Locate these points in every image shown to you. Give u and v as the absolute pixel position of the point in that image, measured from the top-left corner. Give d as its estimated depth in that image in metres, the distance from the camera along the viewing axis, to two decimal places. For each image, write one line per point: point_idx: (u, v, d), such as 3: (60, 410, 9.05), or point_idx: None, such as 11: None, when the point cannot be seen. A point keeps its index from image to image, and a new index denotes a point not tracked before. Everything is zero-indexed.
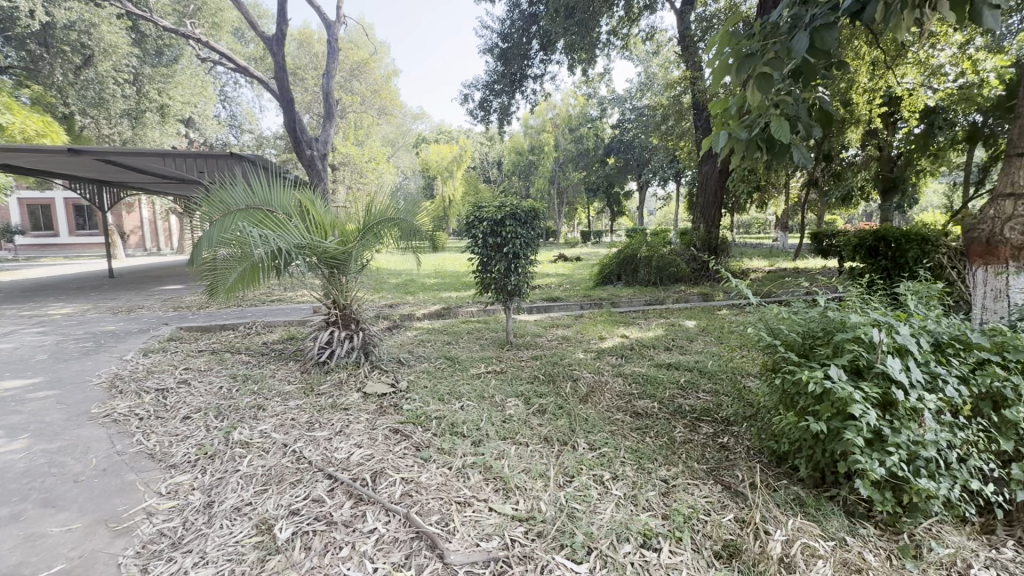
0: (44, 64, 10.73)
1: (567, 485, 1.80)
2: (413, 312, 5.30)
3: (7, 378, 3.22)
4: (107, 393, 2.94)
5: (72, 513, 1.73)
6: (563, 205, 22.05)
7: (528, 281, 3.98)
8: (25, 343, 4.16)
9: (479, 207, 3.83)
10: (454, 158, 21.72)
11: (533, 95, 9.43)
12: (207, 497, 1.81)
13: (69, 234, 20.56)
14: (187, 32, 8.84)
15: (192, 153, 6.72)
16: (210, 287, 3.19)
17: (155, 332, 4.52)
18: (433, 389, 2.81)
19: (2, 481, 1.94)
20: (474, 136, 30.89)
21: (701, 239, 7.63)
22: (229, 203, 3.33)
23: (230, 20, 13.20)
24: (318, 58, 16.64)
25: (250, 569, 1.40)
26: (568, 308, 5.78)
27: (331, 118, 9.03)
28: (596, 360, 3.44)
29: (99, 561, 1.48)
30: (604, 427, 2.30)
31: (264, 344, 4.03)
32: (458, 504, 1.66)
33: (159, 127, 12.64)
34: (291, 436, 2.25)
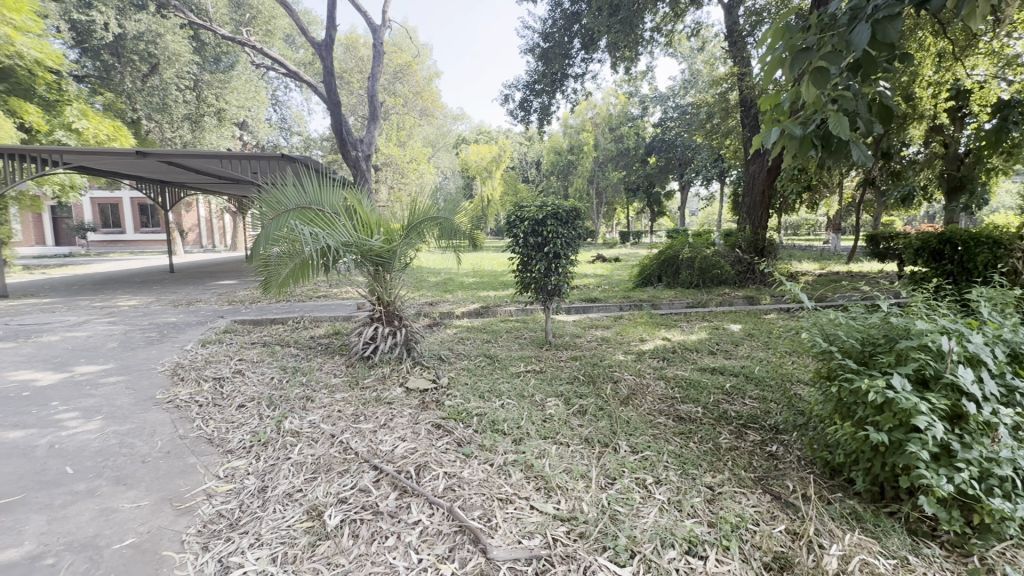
0: (115, 73, 11.57)
1: (609, 487, 1.79)
2: (453, 310, 5.37)
3: (83, 363, 3.49)
4: (170, 380, 3.13)
5: (140, 490, 1.85)
6: (603, 205, 21.82)
7: (569, 281, 3.96)
8: (98, 331, 4.50)
9: (521, 207, 3.84)
10: (493, 158, 21.92)
11: (574, 95, 9.42)
12: (261, 482, 1.90)
13: (134, 230, 21.83)
14: (243, 39, 9.19)
15: (244, 154, 7.01)
16: (264, 283, 3.33)
17: (211, 324, 4.78)
18: (474, 386, 2.84)
19: (81, 458, 2.11)
20: (513, 136, 30.96)
21: (747, 240, 7.38)
22: (283, 203, 3.46)
23: (282, 28, 13.80)
24: (363, 61, 17.16)
25: (302, 553, 1.47)
26: (607, 309, 5.72)
27: (375, 120, 9.25)
28: (637, 361, 3.40)
29: (165, 537, 1.58)
30: (646, 431, 2.26)
31: (311, 338, 4.18)
32: (500, 501, 1.68)
33: (216, 130, 13.32)
34: (339, 427, 2.33)
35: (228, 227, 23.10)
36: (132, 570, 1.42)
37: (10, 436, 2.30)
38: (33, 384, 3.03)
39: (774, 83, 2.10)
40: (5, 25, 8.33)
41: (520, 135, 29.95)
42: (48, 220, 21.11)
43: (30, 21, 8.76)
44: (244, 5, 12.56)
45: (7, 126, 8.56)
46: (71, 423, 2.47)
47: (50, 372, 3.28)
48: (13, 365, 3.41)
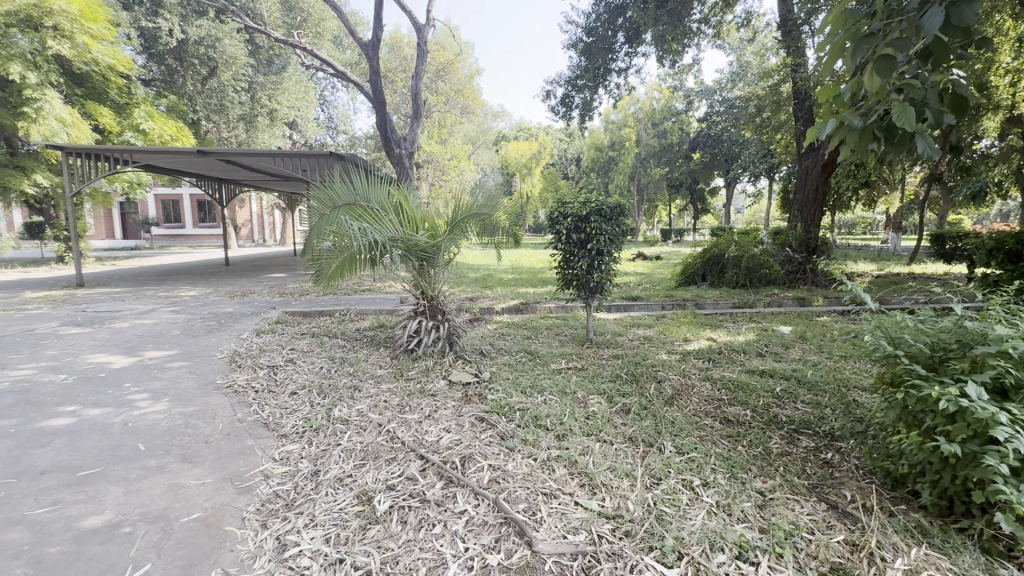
0: (178, 76, 12.28)
1: (654, 487, 1.76)
2: (493, 306, 5.42)
3: (151, 348, 3.74)
4: (228, 366, 3.32)
5: (205, 468, 1.97)
6: (644, 201, 21.38)
7: (612, 278, 3.92)
8: (163, 319, 4.81)
9: (564, 203, 3.82)
10: (533, 155, 21.94)
11: (617, 89, 9.29)
12: (314, 466, 1.98)
13: (193, 225, 23.11)
14: (295, 42, 9.52)
15: (296, 151, 7.27)
16: (315, 275, 3.46)
17: (265, 314, 5.02)
18: (516, 381, 2.86)
19: (152, 436, 2.27)
20: (553, 132, 30.74)
21: (798, 239, 7.06)
22: (333, 199, 3.58)
23: (331, 29, 14.26)
24: (407, 60, 17.50)
25: (354, 536, 1.53)
26: (649, 308, 5.61)
27: (418, 118, 9.40)
28: (682, 361, 3.33)
29: (227, 513, 1.67)
30: (692, 432, 2.21)
31: (358, 330, 4.32)
32: (544, 495, 1.69)
33: (268, 130, 13.90)
34: (386, 416, 2.40)
35: (278, 222, 24.15)
36: (198, 543, 1.51)
37: (90, 413, 2.50)
38: (109, 366, 3.28)
39: (834, 73, 1.99)
40: (82, 34, 9.09)
41: (560, 131, 29.71)
42: (117, 215, 22.67)
43: (105, 30, 9.52)
44: (296, 9, 13.09)
45: (84, 127, 9.28)
46: (142, 403, 2.66)
47: (123, 356, 3.53)
48: (90, 348, 3.70)
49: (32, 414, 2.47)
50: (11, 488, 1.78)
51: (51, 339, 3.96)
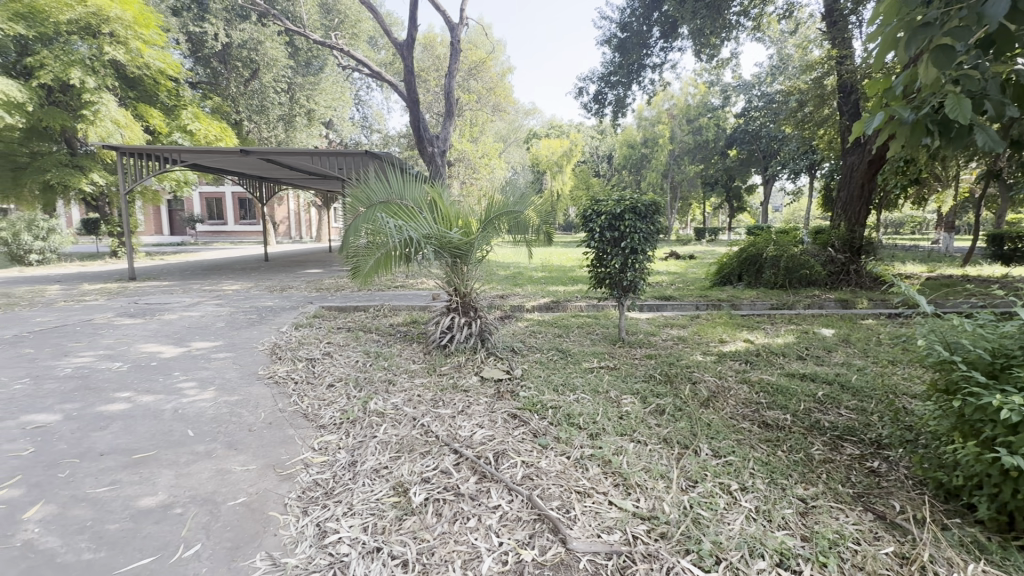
0: (222, 78, 12.79)
1: (690, 490, 1.73)
2: (523, 304, 5.43)
3: (197, 340, 3.91)
4: (269, 358, 3.44)
5: (249, 455, 2.06)
6: (678, 199, 20.94)
7: (646, 277, 3.85)
8: (208, 312, 5.02)
9: (598, 201, 3.79)
10: (564, 152, 21.88)
11: (652, 84, 9.15)
12: (352, 457, 2.03)
13: (234, 222, 23.93)
14: (333, 43, 9.73)
15: (332, 150, 7.45)
16: (352, 271, 3.54)
17: (302, 308, 5.18)
18: (548, 379, 2.86)
19: (199, 423, 2.38)
20: (585, 129, 30.44)
21: (841, 239, 6.78)
22: (370, 197, 3.66)
23: (367, 30, 14.53)
24: (440, 59, 17.67)
25: (390, 526, 1.56)
26: (682, 308, 5.50)
27: (451, 116, 9.47)
28: (718, 363, 3.25)
29: (270, 499, 1.74)
30: (729, 435, 2.16)
31: (391, 325, 4.40)
32: (578, 493, 1.69)
33: (306, 129, 14.28)
34: (420, 411, 2.45)
35: (314, 220, 24.85)
36: (243, 525, 1.58)
37: (143, 399, 2.63)
38: (160, 356, 3.45)
39: (884, 65, 1.89)
40: (135, 40, 9.58)
41: (592, 128, 29.40)
42: (165, 212, 23.74)
43: (156, 35, 10.01)
44: (334, 11, 13.44)
45: (137, 129, 9.75)
46: (190, 391, 2.79)
47: (172, 346, 3.71)
48: (143, 338, 3.90)
49: (92, 399, 2.62)
50: (74, 467, 1.90)
51: (107, 329, 4.20)
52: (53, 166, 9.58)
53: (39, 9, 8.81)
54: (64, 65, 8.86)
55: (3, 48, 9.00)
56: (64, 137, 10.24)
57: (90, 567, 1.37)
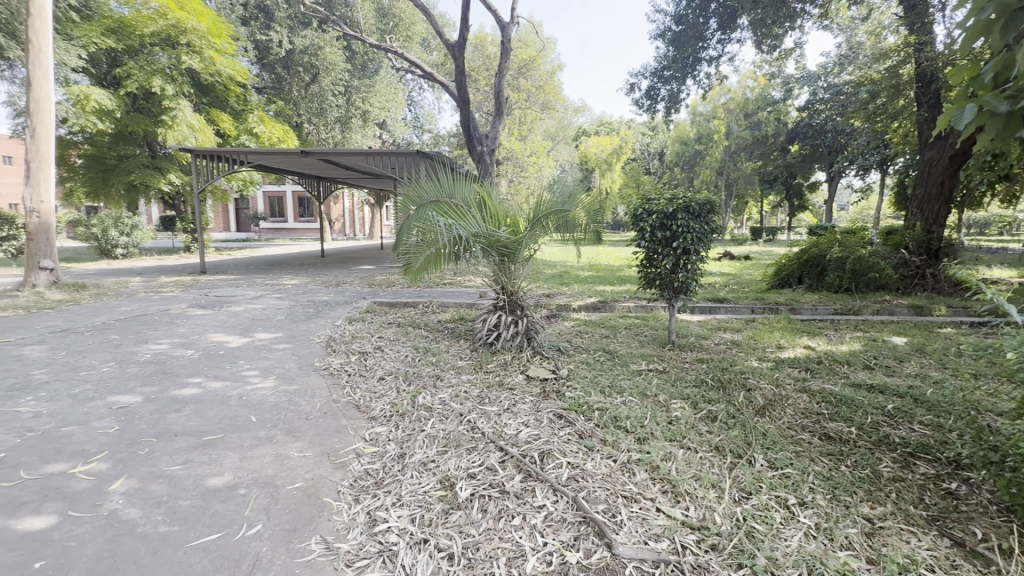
0: (286, 83, 13.51)
1: (744, 501, 1.66)
2: (570, 303, 5.38)
3: (259, 331, 4.15)
4: (325, 350, 3.60)
5: (306, 443, 2.16)
6: (733, 198, 20.13)
7: (698, 279, 3.72)
8: (270, 305, 5.31)
9: (649, 200, 3.70)
10: (613, 150, 21.56)
11: (708, 78, 8.84)
12: (400, 449, 2.09)
13: (294, 219, 25.18)
14: (388, 46, 9.99)
15: (386, 150, 7.67)
16: (404, 269, 3.63)
17: (356, 303, 5.38)
18: (594, 380, 2.83)
19: (261, 409, 2.52)
20: (636, 126, 29.80)
21: (915, 239, 6.29)
22: (422, 197, 3.73)
23: (420, 32, 14.86)
24: (490, 59, 17.85)
25: (437, 519, 1.59)
26: (736, 310, 5.29)
27: (501, 114, 9.51)
28: (774, 370, 3.10)
29: (325, 485, 1.82)
30: (787, 447, 2.06)
31: (439, 322, 4.48)
32: (625, 498, 1.66)
33: (361, 131, 14.70)
34: (466, 407, 2.48)
35: (368, 217, 25.79)
36: (300, 509, 1.66)
37: (212, 385, 2.83)
38: (227, 345, 3.68)
39: (974, 51, 1.69)
40: (209, 49, 10.23)
41: (643, 124, 28.78)
42: (233, 210, 25.42)
43: (227, 44, 10.65)
44: (389, 15, 13.86)
45: (209, 132, 10.44)
46: (253, 379, 2.97)
47: (238, 336, 3.95)
48: (212, 328, 4.18)
49: (167, 383, 2.84)
50: (152, 446, 2.07)
51: (182, 318, 4.55)
52: (137, 168, 10.48)
53: (127, 24, 9.75)
54: (147, 74, 9.62)
55: (97, 60, 9.89)
56: (146, 141, 11.13)
57: (166, 538, 1.48)
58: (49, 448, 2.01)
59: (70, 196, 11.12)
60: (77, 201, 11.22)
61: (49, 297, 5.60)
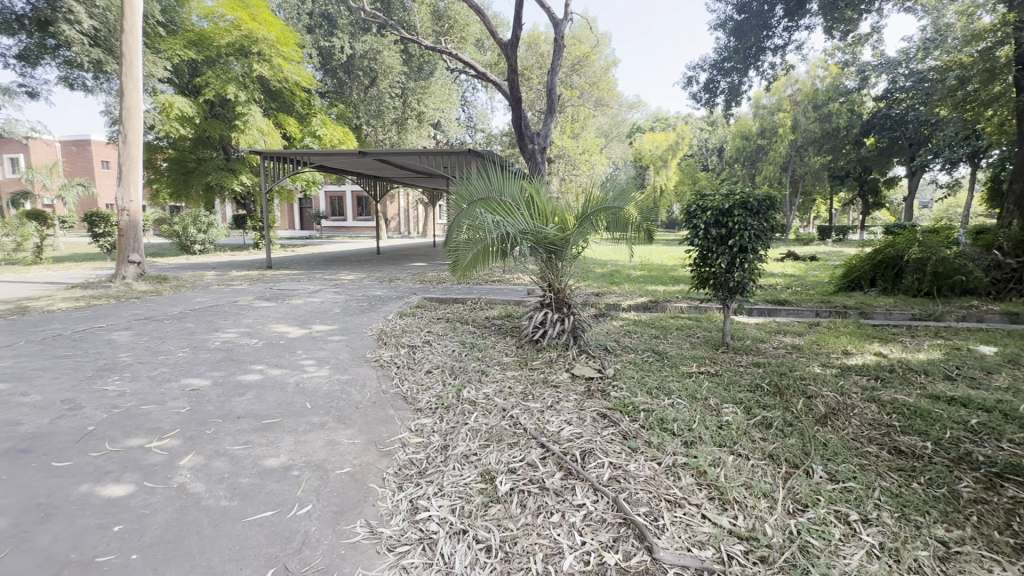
0: (347, 87, 14.12)
1: (799, 513, 1.56)
2: (620, 302, 5.27)
3: (317, 322, 4.36)
4: (376, 343, 3.73)
5: (355, 430, 2.25)
6: (799, 195, 18.96)
7: (756, 278, 3.53)
8: (328, 299, 5.58)
9: (704, 196, 3.56)
10: (669, 146, 20.90)
11: (772, 68, 8.38)
12: (444, 441, 2.13)
13: (353, 218, 26.29)
14: (443, 48, 10.14)
15: (438, 150, 7.81)
16: (453, 265, 3.70)
17: (407, 299, 5.52)
18: (641, 381, 2.75)
19: (315, 396, 2.65)
20: (694, 122, 28.76)
21: (1010, 239, 5.69)
22: (472, 195, 3.78)
23: (474, 33, 15.06)
24: (544, 57, 17.83)
25: (477, 511, 1.61)
26: (799, 313, 4.98)
27: (553, 112, 9.44)
28: (839, 377, 2.90)
29: (371, 471, 1.89)
30: (850, 459, 1.92)
31: (487, 318, 4.53)
32: (668, 502, 1.60)
33: (416, 131, 15.08)
34: (510, 402, 2.49)
35: (422, 216, 26.47)
36: (347, 493, 1.73)
37: (272, 372, 3.00)
38: (287, 335, 3.90)
39: None
40: (278, 57, 10.90)
41: (702, 120, 27.74)
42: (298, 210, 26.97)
43: (293, 52, 11.27)
44: (444, 17, 14.12)
45: (276, 136, 11.10)
46: (310, 368, 3.13)
47: (298, 327, 4.17)
48: (275, 319, 4.44)
49: (234, 369, 3.05)
50: (218, 426, 2.22)
51: (248, 309, 4.86)
52: (213, 170, 11.32)
53: (206, 36, 10.48)
54: (223, 83, 10.35)
55: (180, 71, 10.75)
56: (222, 145, 11.97)
57: (226, 512, 1.59)
58: (130, 423, 2.21)
59: (156, 197, 12.15)
60: (162, 201, 12.26)
61: (136, 288, 6.15)
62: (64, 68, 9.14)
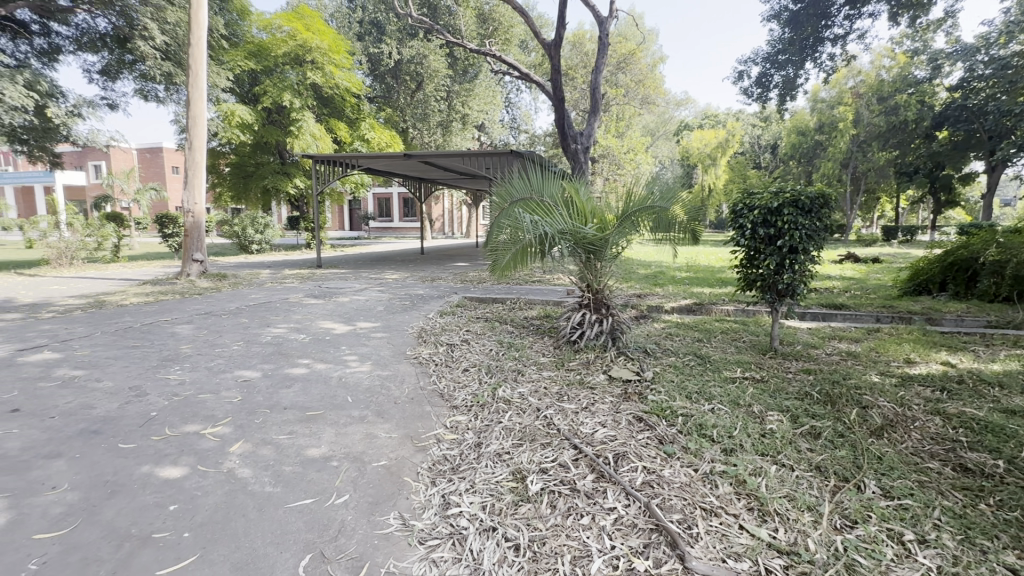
0: (394, 91, 14.50)
1: (847, 530, 1.48)
2: (662, 304, 5.15)
3: (361, 320, 4.51)
4: (416, 340, 3.81)
5: (392, 425, 2.31)
6: (862, 192, 18.06)
7: (808, 281, 3.35)
8: (373, 297, 5.75)
9: (752, 194, 3.41)
10: (719, 143, 20.17)
11: (832, 59, 7.92)
12: (477, 438, 2.15)
13: (399, 219, 27.00)
14: (487, 50, 10.16)
15: (480, 152, 7.85)
16: (492, 265, 3.72)
17: (448, 298, 5.62)
18: (681, 385, 2.67)
19: (355, 391, 2.74)
20: (745, 118, 27.66)
21: None
22: (512, 196, 3.80)
23: (518, 34, 15.12)
24: (588, 56, 17.67)
25: (507, 509, 1.62)
26: (857, 318, 4.68)
27: (596, 111, 9.31)
28: (899, 387, 2.70)
29: (406, 466, 1.93)
30: (907, 475, 1.79)
31: (526, 318, 4.54)
32: (703, 510, 1.55)
33: (460, 133, 15.31)
34: (544, 402, 2.49)
35: (465, 217, 26.84)
36: (382, 485, 1.78)
37: (317, 367, 3.13)
38: (333, 331, 4.06)
39: None
40: (329, 64, 11.35)
41: (755, 115, 26.61)
42: (347, 211, 28.00)
43: (344, 59, 11.70)
44: (489, 20, 14.24)
45: (327, 140, 11.56)
46: (352, 363, 3.24)
47: (343, 324, 4.33)
48: (322, 316, 4.62)
49: (282, 362, 3.20)
50: (266, 416, 2.34)
51: (297, 306, 5.09)
52: (270, 174, 11.95)
53: (265, 47, 11.08)
54: (279, 91, 10.90)
55: (241, 81, 11.41)
56: (278, 150, 12.60)
57: (270, 498, 1.67)
58: (187, 411, 2.37)
59: (218, 200, 12.95)
60: (224, 203, 13.05)
61: (199, 285, 6.57)
62: (140, 81, 9.88)
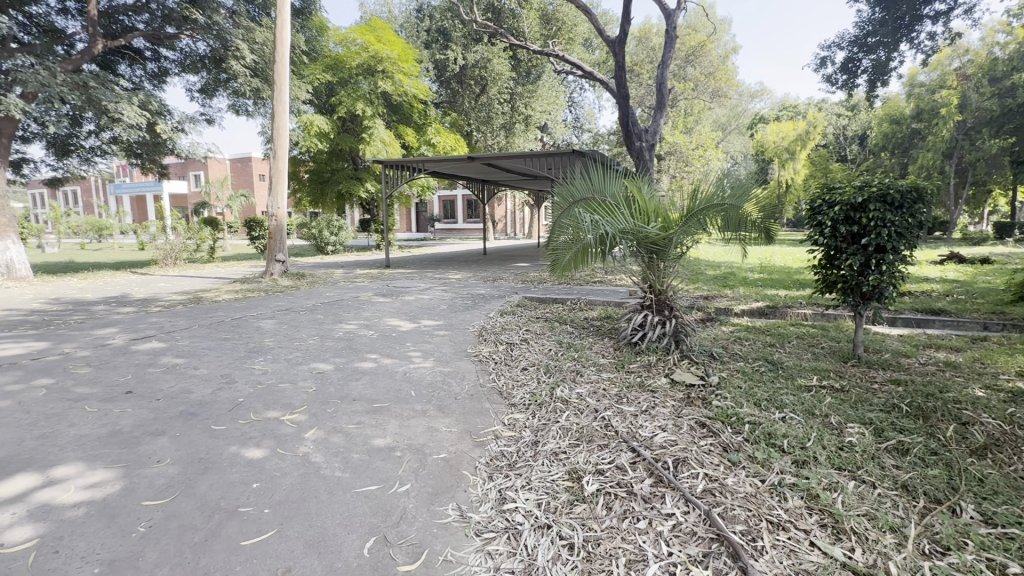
0: (458, 96, 14.84)
1: (937, 557, 1.34)
2: (731, 306, 4.90)
3: (425, 318, 4.68)
4: (477, 338, 3.90)
5: (452, 419, 2.38)
6: (968, 186, 16.18)
7: (898, 283, 3.07)
8: (436, 296, 5.95)
9: (833, 189, 3.19)
10: (798, 136, 18.84)
11: (933, 38, 7.17)
12: (534, 437, 2.17)
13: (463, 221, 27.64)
14: (549, 51, 10.08)
15: (544, 153, 7.82)
16: (552, 264, 3.73)
17: (509, 298, 5.68)
18: (749, 392, 2.53)
19: (419, 385, 2.86)
20: (829, 107, 25.66)
21: None
22: (573, 195, 3.78)
23: (581, 33, 15.01)
24: (654, 50, 17.21)
25: (561, 508, 1.62)
26: (959, 325, 4.22)
27: (663, 107, 9.01)
28: (1008, 403, 2.39)
29: (464, 460, 1.98)
30: (1015, 500, 1.59)
31: (586, 319, 4.49)
32: (770, 523, 1.47)
33: (523, 134, 15.42)
34: (603, 403, 2.46)
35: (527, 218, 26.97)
36: (442, 476, 1.85)
37: (384, 361, 3.29)
38: (399, 328, 4.25)
39: None
40: (399, 73, 11.88)
41: (840, 104, 24.62)
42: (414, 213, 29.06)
43: (412, 67, 12.15)
44: (553, 19, 14.23)
45: (396, 146, 12.06)
46: (417, 359, 3.38)
47: (409, 321, 4.51)
48: (389, 313, 4.85)
49: (352, 356, 3.40)
50: (337, 406, 2.50)
51: (367, 304, 5.38)
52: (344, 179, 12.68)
53: (340, 60, 11.79)
54: (353, 100, 11.54)
55: (319, 93, 12.22)
56: (351, 156, 13.31)
57: (339, 482, 1.79)
58: (270, 397, 2.58)
59: (298, 204, 13.92)
60: (304, 208, 14.02)
61: (281, 283, 7.11)
62: (232, 97, 10.84)
